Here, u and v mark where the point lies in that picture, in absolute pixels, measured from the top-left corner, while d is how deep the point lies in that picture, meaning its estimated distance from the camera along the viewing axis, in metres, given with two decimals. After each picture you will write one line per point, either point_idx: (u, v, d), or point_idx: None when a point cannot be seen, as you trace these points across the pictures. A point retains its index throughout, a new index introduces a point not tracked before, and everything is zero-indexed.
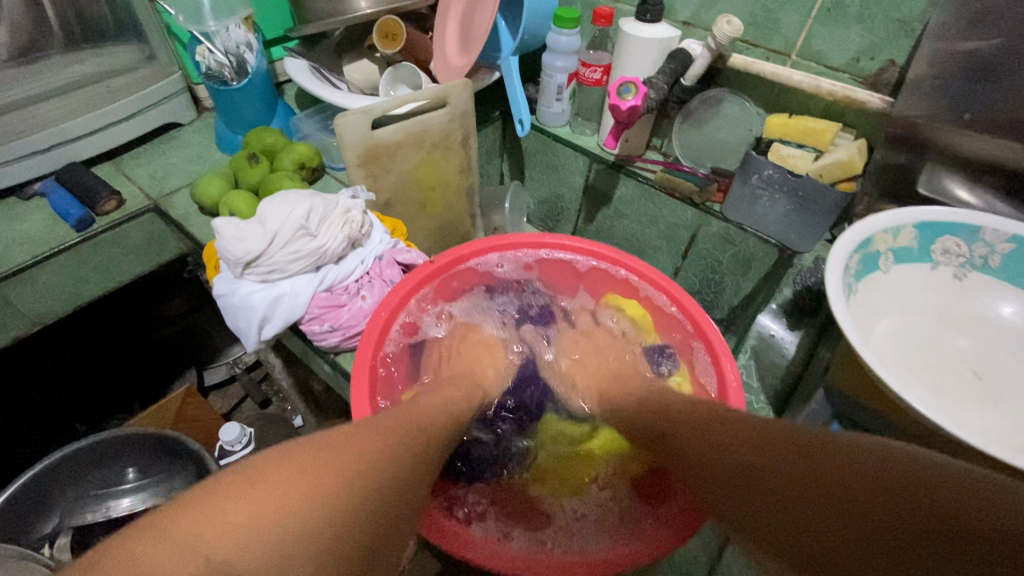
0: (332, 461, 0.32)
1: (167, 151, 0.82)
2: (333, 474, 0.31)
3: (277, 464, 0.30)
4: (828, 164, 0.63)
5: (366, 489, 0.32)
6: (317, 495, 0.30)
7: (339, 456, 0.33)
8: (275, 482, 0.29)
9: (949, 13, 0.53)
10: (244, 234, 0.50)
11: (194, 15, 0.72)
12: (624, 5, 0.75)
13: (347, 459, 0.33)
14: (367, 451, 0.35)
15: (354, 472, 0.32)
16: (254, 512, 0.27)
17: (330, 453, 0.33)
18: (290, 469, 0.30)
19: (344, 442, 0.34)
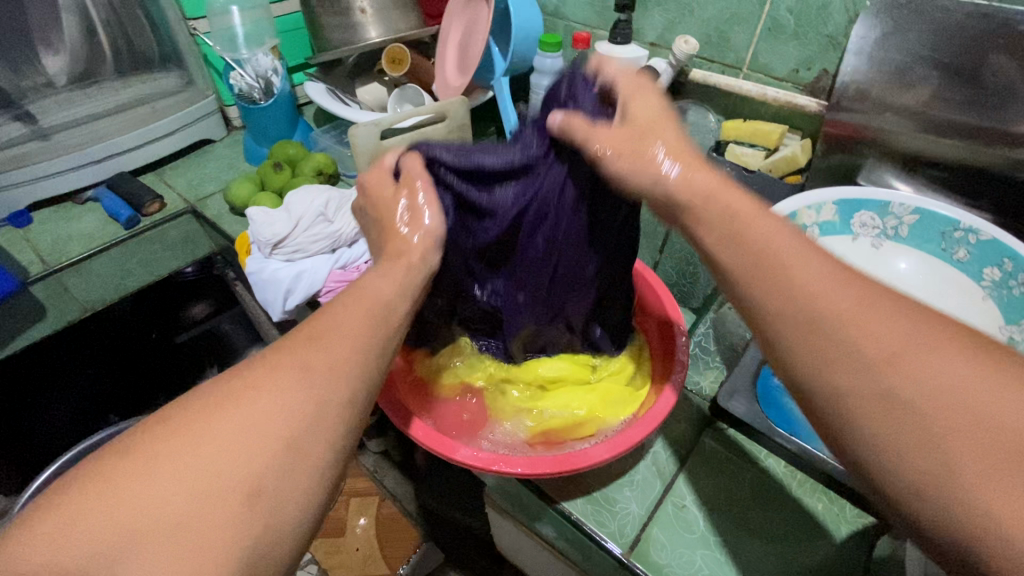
0: (192, 445, 0.30)
1: (202, 163, 0.93)
2: (175, 467, 0.29)
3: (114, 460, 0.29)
4: (777, 161, 0.72)
5: (226, 465, 0.30)
6: (157, 493, 0.28)
7: (198, 436, 0.30)
8: (102, 491, 0.28)
9: (867, 29, 0.62)
10: (273, 219, 0.61)
11: (230, 45, 0.86)
12: (600, 30, 0.86)
13: (207, 441, 0.30)
14: (240, 424, 0.31)
15: (216, 456, 0.30)
16: (94, 518, 0.27)
17: (185, 429, 0.31)
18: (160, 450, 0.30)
19: (217, 416, 0.31)
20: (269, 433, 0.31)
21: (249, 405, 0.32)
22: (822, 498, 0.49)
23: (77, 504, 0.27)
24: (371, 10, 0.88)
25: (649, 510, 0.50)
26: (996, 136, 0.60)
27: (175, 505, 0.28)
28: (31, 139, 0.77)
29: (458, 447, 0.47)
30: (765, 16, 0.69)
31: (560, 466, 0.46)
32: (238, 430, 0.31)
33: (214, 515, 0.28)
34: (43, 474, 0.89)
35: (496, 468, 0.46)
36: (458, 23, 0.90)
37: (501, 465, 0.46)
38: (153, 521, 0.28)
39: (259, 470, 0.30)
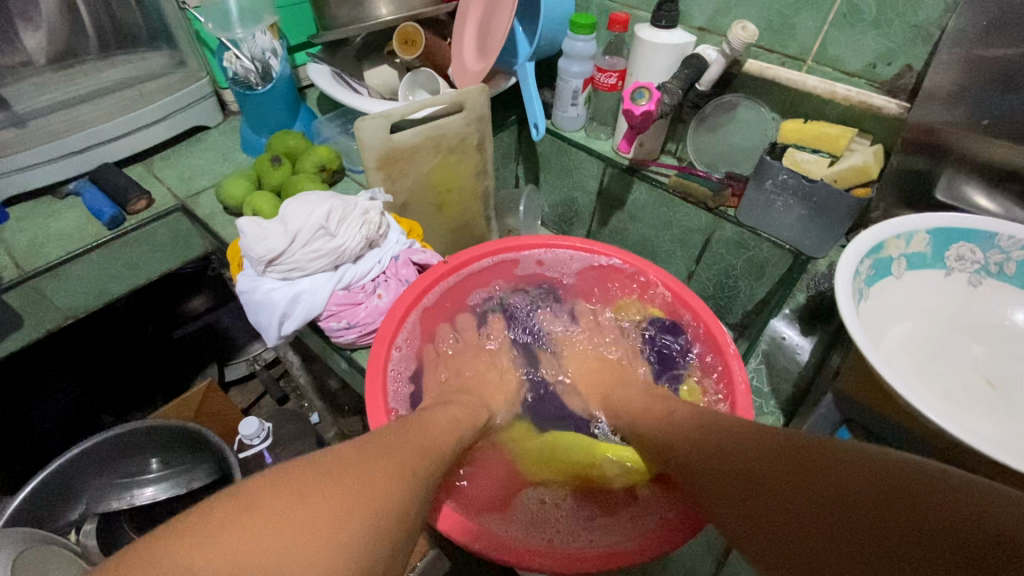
0: (333, 487, 0.32)
1: (195, 152, 0.85)
2: (325, 502, 0.31)
3: (265, 487, 0.30)
4: (843, 171, 0.62)
5: (336, 535, 0.30)
6: (306, 526, 0.29)
7: (342, 481, 0.33)
8: (253, 517, 0.28)
9: (966, 20, 0.53)
10: (266, 233, 0.52)
11: (222, 21, 0.75)
12: (640, 11, 0.76)
13: (347, 489, 0.32)
14: (370, 479, 0.34)
15: (343, 502, 0.31)
16: (243, 541, 0.27)
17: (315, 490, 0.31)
18: (291, 500, 0.30)
19: (345, 470, 0.34)
20: (390, 496, 0.34)
21: (366, 459, 0.36)
22: None
23: (224, 527, 0.27)
24: None
25: None
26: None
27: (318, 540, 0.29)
28: (6, 127, 0.69)
29: (479, 535, 0.44)
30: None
31: (607, 561, 0.44)
32: (366, 481, 0.34)
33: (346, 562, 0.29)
34: (30, 483, 0.84)
35: (524, 563, 0.43)
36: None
37: (529, 560, 0.43)
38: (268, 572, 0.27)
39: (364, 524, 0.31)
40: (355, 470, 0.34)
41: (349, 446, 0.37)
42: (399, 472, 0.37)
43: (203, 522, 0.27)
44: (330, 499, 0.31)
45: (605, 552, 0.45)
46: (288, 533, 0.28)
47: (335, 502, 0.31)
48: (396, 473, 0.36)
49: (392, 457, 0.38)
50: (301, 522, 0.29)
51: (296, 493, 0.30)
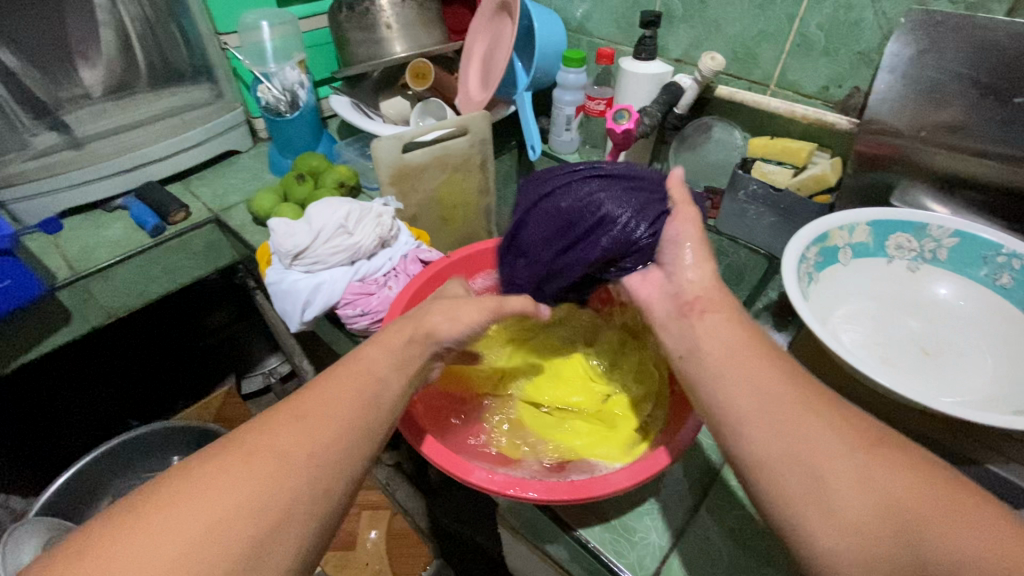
0: (158, 551, 0.28)
1: (228, 173, 0.95)
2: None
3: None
4: (805, 179, 0.70)
5: (208, 554, 0.29)
6: (173, 556, 0.28)
7: (163, 544, 0.29)
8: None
9: (901, 45, 0.60)
10: (294, 232, 0.61)
11: (259, 58, 0.88)
12: (625, 46, 0.86)
13: (163, 552, 0.28)
14: (198, 519, 0.30)
15: (211, 520, 0.30)
16: None
17: (178, 512, 0.30)
18: (149, 538, 0.29)
19: (212, 480, 0.32)
20: (232, 537, 0.30)
21: (189, 507, 0.30)
22: None
23: (82, 574, 0.27)
24: (396, 25, 0.88)
25: (670, 541, 0.48)
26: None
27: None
28: (66, 149, 0.79)
29: (472, 470, 0.47)
30: (795, 33, 0.69)
31: (580, 492, 0.45)
32: (199, 542, 0.29)
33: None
34: (60, 478, 0.89)
35: (512, 493, 0.46)
36: (482, 39, 0.91)
37: (517, 489, 0.45)
38: None
39: (245, 537, 0.30)
40: (226, 474, 0.32)
41: (170, 476, 0.32)
42: (250, 503, 0.31)
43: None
44: (202, 527, 0.30)
45: (578, 481, 0.47)
46: (159, 570, 0.28)
47: (211, 527, 0.30)
48: (239, 505, 0.31)
49: (231, 483, 0.32)
50: (169, 552, 0.28)
51: (156, 522, 0.29)
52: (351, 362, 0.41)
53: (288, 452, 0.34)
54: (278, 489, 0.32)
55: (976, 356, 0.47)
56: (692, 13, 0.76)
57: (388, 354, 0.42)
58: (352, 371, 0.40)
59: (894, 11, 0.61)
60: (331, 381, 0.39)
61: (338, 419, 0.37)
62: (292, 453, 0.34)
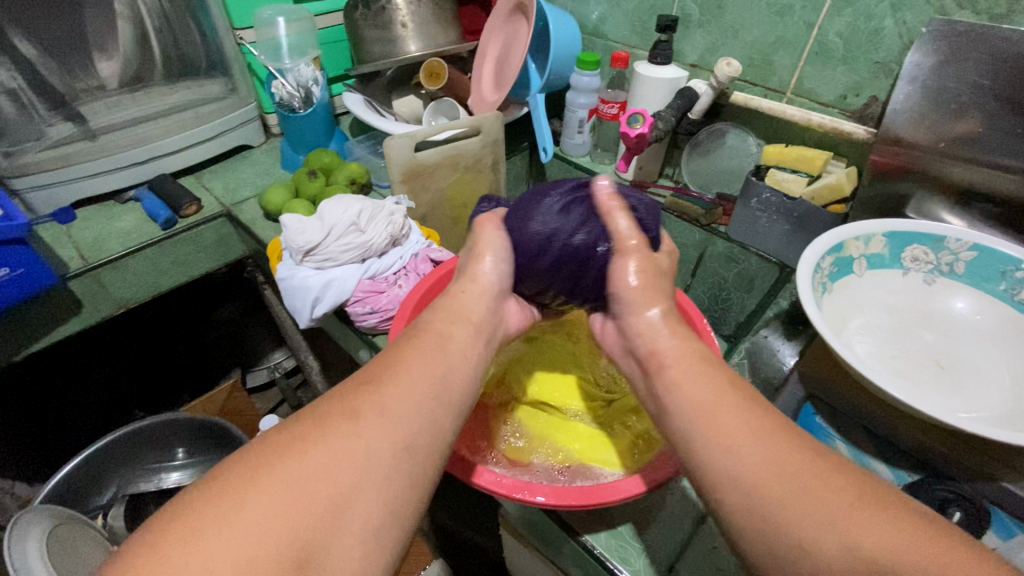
0: (247, 521, 0.28)
1: (240, 168, 0.95)
2: (227, 528, 0.28)
3: (174, 523, 0.28)
4: (820, 188, 0.70)
5: (291, 524, 0.29)
6: (259, 527, 0.28)
7: (267, 501, 0.29)
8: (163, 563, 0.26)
9: (922, 56, 0.60)
10: (306, 228, 0.61)
11: (273, 55, 0.88)
12: (640, 50, 0.86)
13: (261, 506, 0.29)
14: (279, 494, 0.30)
15: (294, 494, 0.30)
16: (203, 557, 0.27)
17: (260, 486, 0.30)
18: (237, 506, 0.29)
19: (293, 452, 0.32)
20: (322, 493, 0.30)
21: (278, 466, 0.31)
22: None
23: (180, 539, 0.27)
24: (412, 24, 0.88)
25: (676, 550, 0.48)
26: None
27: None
28: (81, 139, 0.80)
29: (481, 472, 0.47)
30: (813, 40, 0.68)
31: (590, 497, 0.45)
32: (291, 495, 0.30)
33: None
34: (67, 467, 0.90)
35: (520, 496, 0.45)
36: (496, 40, 0.91)
37: (525, 493, 0.45)
38: None
39: (326, 512, 0.30)
40: (308, 447, 0.32)
41: (264, 439, 0.33)
42: (336, 462, 0.32)
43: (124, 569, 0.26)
44: (285, 500, 0.30)
45: (587, 486, 0.46)
46: (247, 537, 0.28)
47: (295, 500, 0.30)
48: (325, 466, 0.31)
49: (320, 443, 0.32)
50: (254, 525, 0.28)
51: (242, 494, 0.29)
52: (421, 339, 0.41)
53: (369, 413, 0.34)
54: (359, 462, 0.32)
55: (992, 372, 0.47)
56: (710, 18, 0.76)
57: (456, 336, 0.43)
58: (421, 351, 0.40)
59: (915, 20, 0.60)
60: (395, 359, 0.39)
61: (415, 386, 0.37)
62: (372, 415, 0.34)
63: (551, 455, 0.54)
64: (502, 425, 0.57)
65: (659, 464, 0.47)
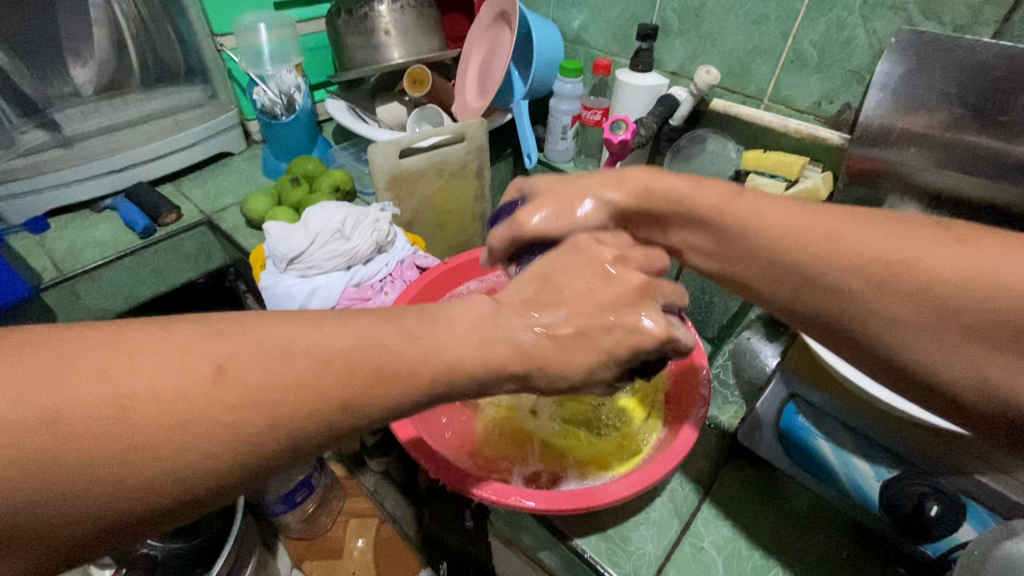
0: (90, 389, 0.22)
1: (220, 176, 0.94)
2: (155, 389, 0.23)
3: (116, 332, 0.24)
4: (797, 193, 0.71)
5: (102, 439, 0.22)
6: (79, 406, 0.22)
7: (118, 391, 0.22)
8: (107, 347, 0.23)
9: (892, 64, 0.62)
10: (289, 236, 0.60)
11: (255, 61, 0.88)
12: (621, 57, 0.87)
13: (186, 378, 0.23)
14: (137, 389, 0.22)
15: (135, 406, 0.22)
16: (12, 388, 0.21)
17: (141, 363, 0.23)
18: (106, 368, 0.22)
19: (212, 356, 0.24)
20: (158, 425, 0.22)
21: (258, 358, 0.25)
22: (849, 545, 0.50)
23: (40, 354, 0.22)
24: (395, 31, 0.88)
25: (664, 551, 0.50)
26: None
27: (109, 432, 0.22)
28: (55, 147, 0.78)
29: (471, 480, 0.47)
30: (789, 49, 0.70)
31: (579, 501, 0.45)
32: (238, 402, 0.24)
33: (145, 469, 0.22)
34: None
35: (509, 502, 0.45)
36: (480, 47, 0.91)
37: (514, 498, 0.45)
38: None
39: (143, 454, 0.22)
40: (220, 368, 0.24)
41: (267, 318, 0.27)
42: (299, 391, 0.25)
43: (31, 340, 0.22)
44: (126, 401, 0.22)
45: (577, 490, 0.47)
46: (60, 408, 0.21)
47: (129, 413, 0.22)
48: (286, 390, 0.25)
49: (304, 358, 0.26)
50: (82, 402, 0.22)
51: (120, 360, 0.23)
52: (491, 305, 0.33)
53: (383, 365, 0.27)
54: (228, 426, 0.23)
55: None
56: (689, 26, 0.77)
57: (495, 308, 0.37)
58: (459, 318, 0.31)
59: (885, 30, 0.63)
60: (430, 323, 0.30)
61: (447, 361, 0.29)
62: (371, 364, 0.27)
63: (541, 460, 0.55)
64: (491, 429, 0.57)
65: (649, 467, 0.47)
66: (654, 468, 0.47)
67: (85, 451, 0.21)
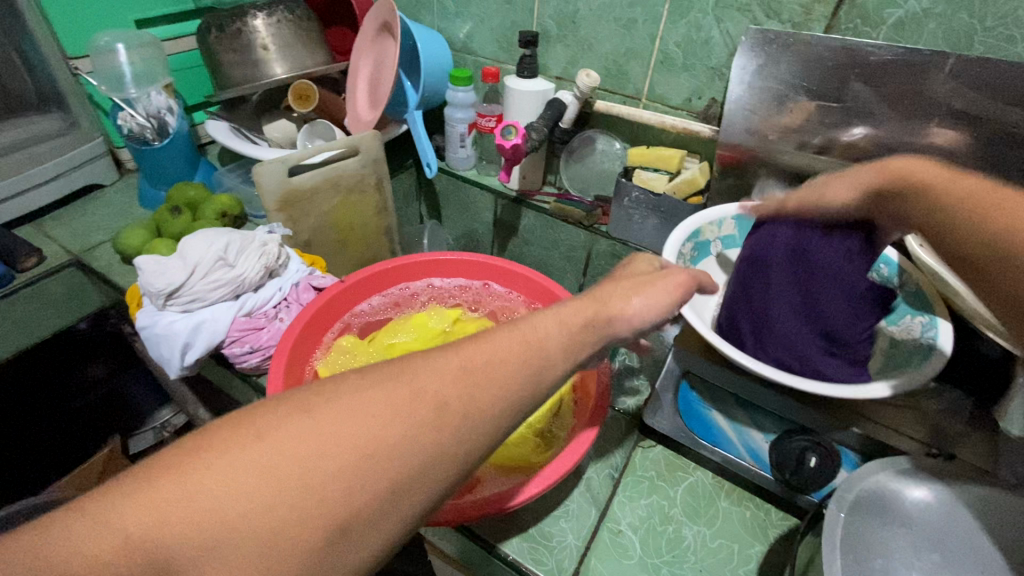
0: (283, 458, 0.26)
1: (91, 211, 0.86)
2: (312, 473, 0.26)
3: (280, 406, 0.28)
4: (679, 183, 0.76)
5: (294, 496, 0.26)
6: (276, 476, 0.26)
7: (297, 454, 0.26)
8: (282, 425, 0.27)
9: (746, 60, 0.67)
10: (165, 269, 0.56)
11: (116, 85, 0.80)
12: (508, 64, 0.89)
13: (345, 418, 0.28)
14: (314, 446, 0.27)
15: (317, 464, 0.26)
16: (225, 479, 0.25)
17: (311, 423, 0.27)
18: (292, 441, 0.27)
19: (365, 403, 0.29)
20: (339, 473, 0.26)
21: (440, 384, 0.30)
22: (749, 505, 0.54)
23: (231, 446, 0.26)
24: (273, 46, 0.85)
25: (584, 541, 0.51)
26: (882, 153, 0.66)
27: (302, 488, 0.26)
28: None
29: None
30: (657, 50, 0.75)
31: (489, 506, 0.46)
32: (369, 468, 0.27)
33: (341, 509, 0.26)
34: None
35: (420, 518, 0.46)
36: (366, 59, 0.90)
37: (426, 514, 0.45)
38: (220, 517, 0.25)
39: (335, 496, 0.26)
40: (377, 407, 0.28)
41: (328, 385, 0.29)
42: (372, 443, 0.27)
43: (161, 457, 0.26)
44: (309, 460, 0.26)
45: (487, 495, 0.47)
46: (268, 481, 0.26)
47: (313, 468, 0.26)
48: (363, 442, 0.27)
49: (397, 406, 0.29)
50: (281, 473, 0.26)
51: (298, 429, 0.27)
52: (516, 327, 0.34)
53: (443, 406, 0.29)
54: (394, 448, 0.28)
55: None
56: (567, 32, 0.80)
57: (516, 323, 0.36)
58: (516, 333, 0.33)
59: (736, 30, 0.69)
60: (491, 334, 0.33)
61: (503, 373, 0.31)
62: (430, 405, 0.29)
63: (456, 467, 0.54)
64: None
65: (559, 459, 0.49)
66: (562, 461, 0.49)
67: (291, 511, 0.25)
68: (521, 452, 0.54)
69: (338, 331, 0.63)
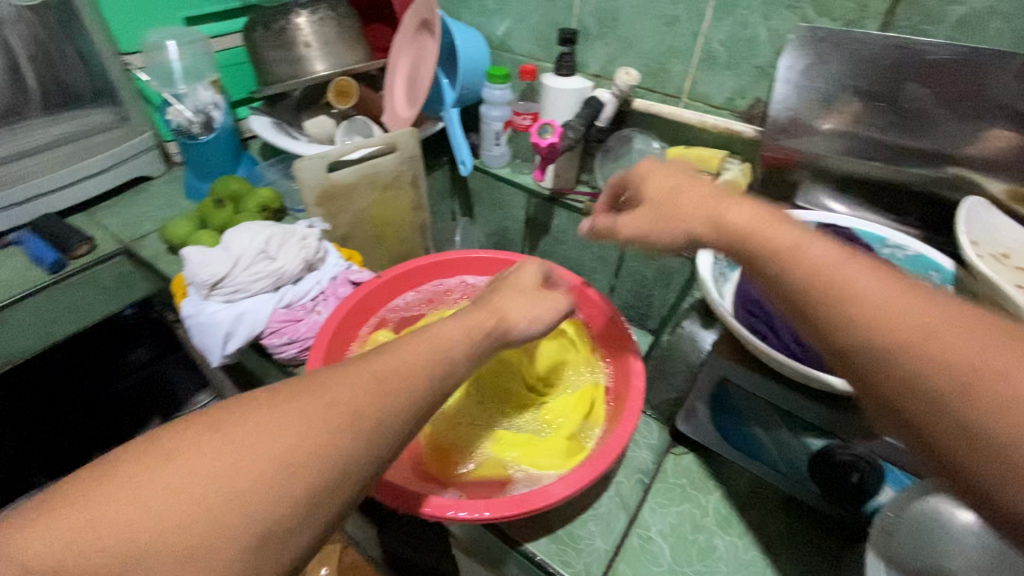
0: (201, 468, 0.29)
1: (140, 202, 0.89)
2: (222, 480, 0.29)
3: (194, 425, 0.31)
4: (719, 184, 0.75)
5: (204, 498, 0.28)
6: (190, 484, 0.29)
7: (211, 462, 0.29)
8: (197, 440, 0.30)
9: (793, 59, 0.65)
10: (209, 260, 0.58)
11: (166, 79, 0.84)
12: (546, 62, 0.89)
13: (257, 432, 0.31)
14: (237, 452, 0.30)
15: (225, 471, 0.29)
16: (128, 493, 0.28)
17: (231, 433, 0.31)
18: (209, 452, 0.30)
19: (282, 418, 0.32)
20: (247, 479, 0.29)
21: (344, 399, 0.34)
22: (785, 519, 0.52)
23: (136, 464, 0.29)
24: (316, 43, 0.86)
25: (613, 545, 0.51)
26: (937, 156, 0.63)
27: (214, 494, 0.29)
28: None
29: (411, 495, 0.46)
30: (700, 48, 0.73)
31: (521, 507, 0.45)
32: (275, 469, 0.30)
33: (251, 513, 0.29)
34: None
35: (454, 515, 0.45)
36: (405, 56, 0.91)
37: (461, 511, 0.45)
38: (129, 524, 0.27)
39: (248, 498, 0.29)
40: (290, 419, 0.32)
41: (247, 400, 0.33)
42: (291, 451, 0.31)
43: (71, 486, 0.28)
44: (220, 470, 0.29)
45: (519, 495, 0.47)
46: (176, 492, 0.28)
47: (224, 476, 0.29)
48: (278, 457, 0.30)
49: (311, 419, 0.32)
50: (191, 482, 0.29)
51: (209, 441, 0.30)
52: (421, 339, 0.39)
53: (358, 415, 0.33)
54: (301, 455, 0.31)
55: None
56: (607, 30, 0.79)
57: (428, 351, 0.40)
58: (417, 348, 0.38)
59: (784, 28, 0.66)
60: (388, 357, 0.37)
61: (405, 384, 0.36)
62: (344, 413, 0.33)
63: (485, 464, 0.54)
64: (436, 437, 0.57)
65: (590, 463, 0.48)
66: (593, 464, 0.48)
67: (201, 516, 0.28)
68: (550, 453, 0.54)
69: (375, 325, 0.63)
